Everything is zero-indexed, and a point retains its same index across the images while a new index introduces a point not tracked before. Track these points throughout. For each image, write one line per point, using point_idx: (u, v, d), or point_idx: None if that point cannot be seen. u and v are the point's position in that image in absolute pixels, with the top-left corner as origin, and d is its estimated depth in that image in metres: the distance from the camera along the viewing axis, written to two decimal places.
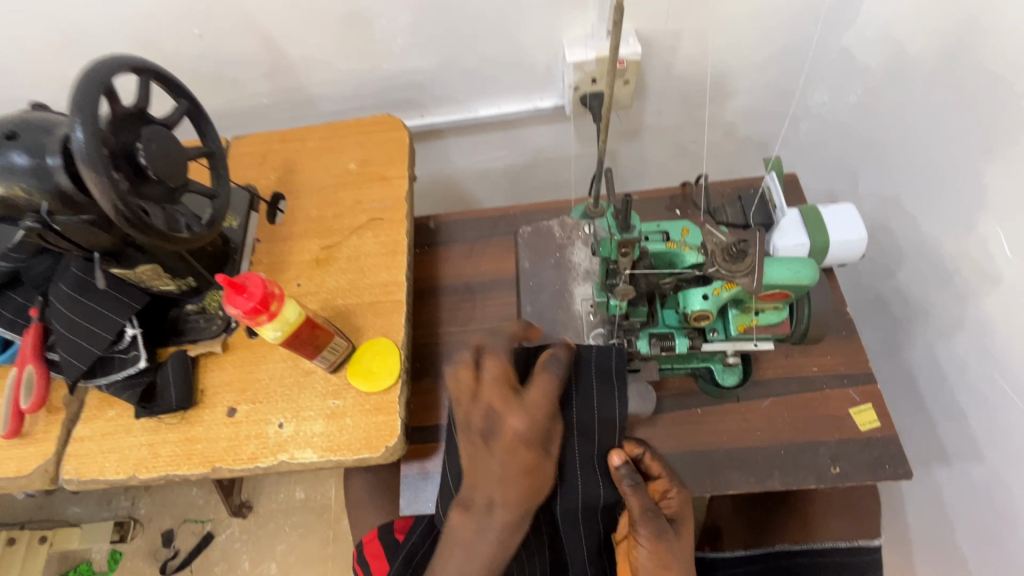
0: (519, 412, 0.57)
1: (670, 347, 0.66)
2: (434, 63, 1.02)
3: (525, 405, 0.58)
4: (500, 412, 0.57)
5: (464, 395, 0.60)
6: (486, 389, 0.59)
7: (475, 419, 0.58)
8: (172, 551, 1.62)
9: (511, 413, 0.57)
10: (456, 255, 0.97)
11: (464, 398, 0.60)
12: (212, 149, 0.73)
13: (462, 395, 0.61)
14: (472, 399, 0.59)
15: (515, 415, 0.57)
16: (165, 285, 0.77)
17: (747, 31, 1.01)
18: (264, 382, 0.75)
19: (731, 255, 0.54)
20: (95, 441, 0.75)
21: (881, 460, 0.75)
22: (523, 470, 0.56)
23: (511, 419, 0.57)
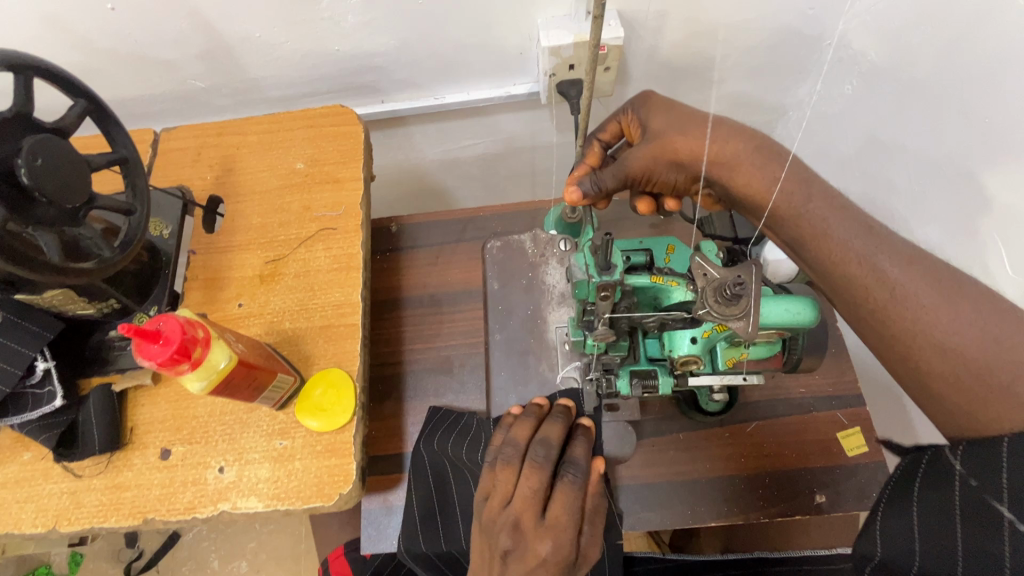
0: (547, 537, 0.56)
1: (653, 388, 0.59)
2: (393, 45, 0.91)
3: (550, 527, 0.57)
4: (526, 534, 0.56)
5: (495, 501, 0.60)
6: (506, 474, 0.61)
7: (502, 536, 0.57)
8: (136, 552, 1.55)
9: (536, 536, 0.56)
10: (421, 263, 0.88)
11: (494, 505, 0.60)
12: (126, 157, 0.62)
13: (492, 503, 0.60)
14: (501, 509, 0.59)
15: (543, 539, 0.56)
16: (83, 309, 0.67)
17: (739, 13, 0.92)
18: (203, 419, 0.67)
19: (724, 297, 0.48)
20: (8, 489, 0.66)
21: (869, 488, 0.71)
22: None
23: (538, 543, 0.56)
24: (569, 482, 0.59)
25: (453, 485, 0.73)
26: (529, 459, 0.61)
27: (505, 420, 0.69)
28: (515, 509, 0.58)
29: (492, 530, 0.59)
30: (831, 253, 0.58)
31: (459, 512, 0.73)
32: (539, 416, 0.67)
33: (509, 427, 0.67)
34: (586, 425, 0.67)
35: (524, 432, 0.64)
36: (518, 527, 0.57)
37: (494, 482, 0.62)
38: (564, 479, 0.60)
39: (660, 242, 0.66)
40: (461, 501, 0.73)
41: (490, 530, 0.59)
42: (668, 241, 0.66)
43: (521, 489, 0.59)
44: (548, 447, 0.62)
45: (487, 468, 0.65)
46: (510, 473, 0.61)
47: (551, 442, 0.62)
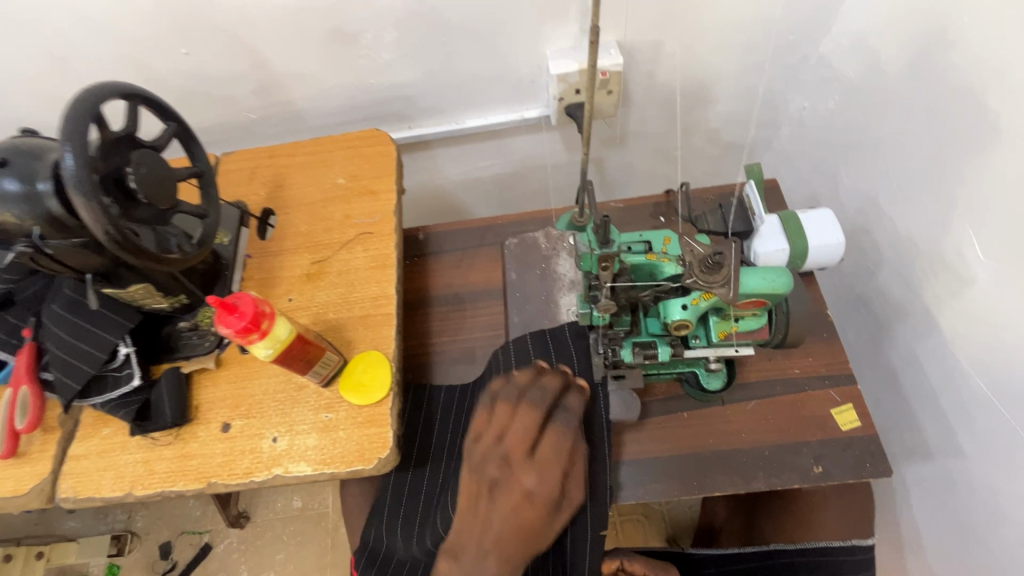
0: (533, 471, 0.66)
1: (653, 356, 0.67)
2: (420, 77, 1.04)
3: (536, 463, 0.66)
4: (514, 467, 0.66)
5: (488, 437, 0.69)
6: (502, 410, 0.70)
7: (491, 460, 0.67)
8: (170, 563, 1.62)
9: (523, 471, 0.66)
10: (446, 266, 0.98)
11: (488, 441, 0.68)
12: (201, 169, 0.74)
13: (485, 439, 0.68)
14: (494, 445, 0.68)
15: (528, 473, 0.65)
16: (158, 303, 0.78)
17: (724, 41, 1.03)
18: (258, 397, 0.76)
19: (708, 267, 0.56)
20: (90, 459, 0.76)
21: (863, 459, 0.77)
22: (531, 526, 0.65)
23: (524, 476, 0.65)
24: (561, 426, 0.68)
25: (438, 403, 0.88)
26: (526, 400, 0.70)
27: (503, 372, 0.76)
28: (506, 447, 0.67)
29: (480, 466, 0.67)
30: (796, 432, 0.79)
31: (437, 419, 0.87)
32: (539, 371, 0.75)
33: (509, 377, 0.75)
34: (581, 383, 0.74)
35: (525, 377, 0.73)
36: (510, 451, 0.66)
37: (490, 419, 0.70)
38: (553, 425, 0.68)
39: (658, 234, 0.65)
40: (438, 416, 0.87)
41: (479, 468, 0.67)
42: (664, 233, 0.68)
43: (514, 429, 0.67)
44: (544, 392, 0.71)
45: (483, 410, 0.72)
46: (507, 409, 0.69)
47: (549, 387, 0.71)
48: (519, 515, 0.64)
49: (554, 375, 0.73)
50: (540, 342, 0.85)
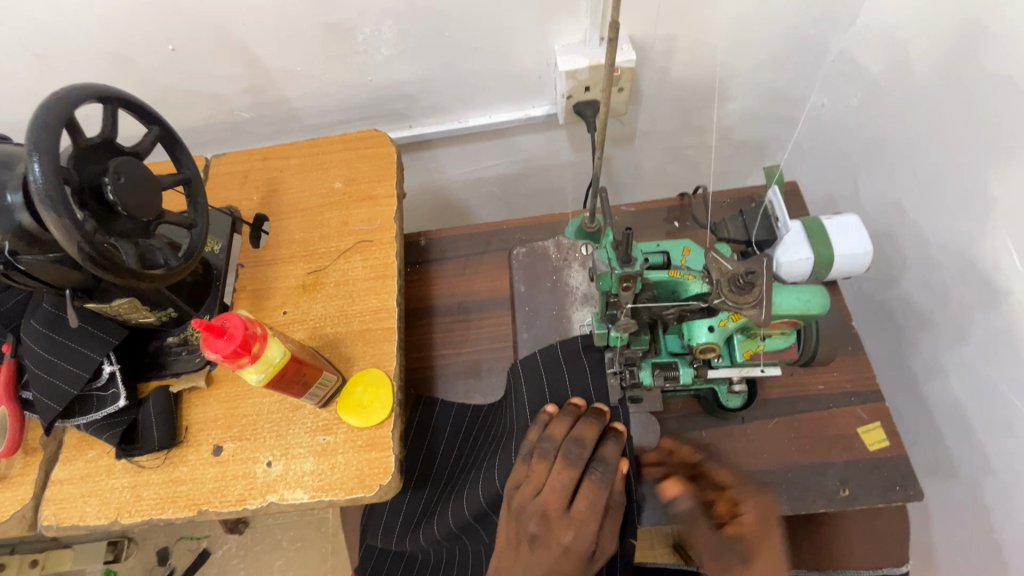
0: (569, 527, 0.65)
1: (674, 378, 0.63)
2: (421, 73, 0.99)
3: (573, 519, 0.65)
4: (552, 522, 0.65)
5: (526, 490, 0.67)
6: (540, 463, 0.68)
7: (529, 511, 0.66)
8: (168, 569, 1.59)
9: (560, 526, 0.65)
10: (449, 273, 0.94)
11: (525, 494, 0.67)
12: (188, 177, 0.69)
13: (523, 490, 0.67)
14: (531, 499, 0.67)
15: (566, 529, 0.65)
16: (145, 317, 0.74)
17: (741, 36, 0.98)
18: (251, 417, 0.72)
19: (737, 286, 0.51)
20: (74, 484, 0.71)
21: (892, 482, 0.72)
22: None
23: (561, 532, 0.65)
24: (597, 479, 0.66)
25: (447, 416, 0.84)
26: (563, 454, 0.67)
27: (539, 418, 0.72)
28: (543, 502, 0.66)
29: (520, 516, 0.67)
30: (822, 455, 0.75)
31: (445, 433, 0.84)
32: (575, 415, 0.71)
33: (544, 425, 0.71)
34: (619, 428, 0.71)
35: (560, 430, 0.69)
36: (547, 509, 0.65)
37: (528, 472, 0.69)
38: (592, 476, 0.66)
39: (676, 244, 0.66)
40: (445, 428, 0.84)
41: (519, 517, 0.67)
42: (684, 244, 0.66)
43: (553, 483, 0.66)
44: (582, 446, 0.67)
45: (522, 461, 0.70)
46: (544, 466, 0.67)
47: (585, 442, 0.67)
48: (557, 568, 0.64)
49: (589, 423, 0.69)
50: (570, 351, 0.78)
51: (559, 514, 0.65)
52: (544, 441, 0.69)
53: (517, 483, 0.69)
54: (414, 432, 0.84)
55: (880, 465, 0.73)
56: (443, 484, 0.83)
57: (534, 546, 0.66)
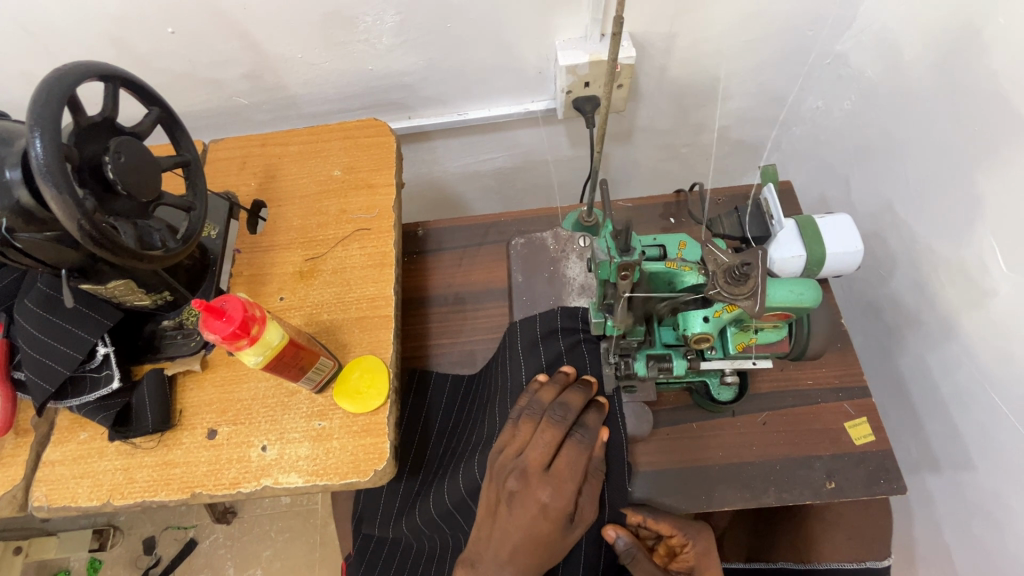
0: (548, 485, 0.66)
1: (668, 370, 0.63)
2: (422, 64, 0.99)
3: (553, 477, 0.67)
4: (531, 480, 0.67)
5: (510, 450, 0.69)
6: (526, 424, 0.70)
7: (510, 468, 0.68)
8: (154, 558, 1.58)
9: (539, 484, 0.67)
10: (446, 264, 0.95)
11: (509, 453, 0.69)
12: (188, 159, 0.69)
13: (507, 451, 0.69)
14: (514, 457, 0.68)
15: (544, 487, 0.66)
16: (140, 300, 0.74)
17: (739, 37, 0.99)
18: (246, 402, 0.72)
19: (733, 277, 0.52)
20: (66, 466, 0.71)
21: (877, 475, 0.74)
22: (544, 535, 0.66)
23: (538, 490, 0.66)
24: (577, 441, 0.68)
25: (439, 402, 0.85)
26: (548, 416, 0.69)
27: (529, 385, 0.74)
28: (525, 459, 0.67)
29: (501, 476, 0.68)
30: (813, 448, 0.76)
31: (439, 418, 0.84)
32: (565, 383, 0.73)
33: (534, 391, 0.73)
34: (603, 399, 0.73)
35: (549, 394, 0.71)
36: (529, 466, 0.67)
37: (514, 433, 0.70)
38: (574, 438, 0.68)
39: (672, 238, 0.67)
40: (440, 412, 0.84)
41: (499, 477, 0.69)
42: (679, 238, 0.67)
43: (536, 442, 0.68)
44: (567, 409, 0.69)
45: (509, 424, 0.72)
46: (529, 426, 0.69)
47: (570, 406, 0.69)
48: (534, 526, 0.66)
49: (575, 390, 0.71)
50: (571, 319, 0.80)
51: (540, 474, 0.67)
52: (531, 405, 0.71)
53: (502, 443, 0.71)
54: (406, 415, 0.85)
55: (867, 460, 0.75)
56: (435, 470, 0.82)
57: (512, 505, 0.67)
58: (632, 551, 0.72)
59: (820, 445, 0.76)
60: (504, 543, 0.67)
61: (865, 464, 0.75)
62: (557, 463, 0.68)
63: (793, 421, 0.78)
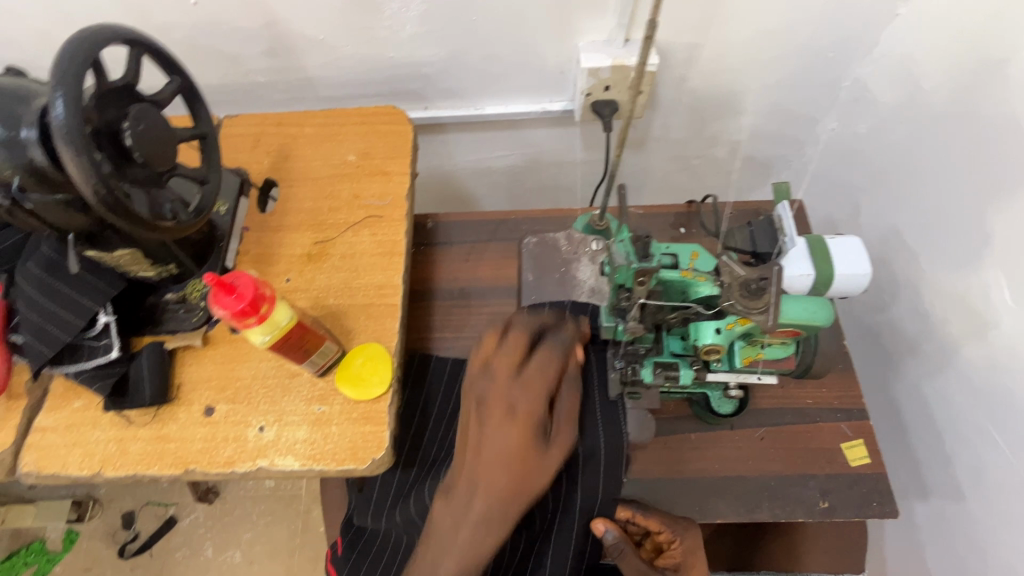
0: (518, 385, 0.60)
1: (675, 378, 0.64)
2: (444, 55, 0.98)
3: (523, 383, 0.60)
4: (500, 392, 0.59)
5: (477, 359, 0.63)
6: (489, 341, 0.63)
7: (480, 387, 0.61)
8: (132, 533, 1.57)
9: (508, 388, 0.60)
10: (453, 257, 0.94)
11: (474, 371, 0.62)
12: (205, 132, 0.68)
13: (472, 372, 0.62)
14: (480, 373, 0.61)
15: (514, 388, 0.60)
16: (144, 271, 0.73)
17: (760, 55, 1.00)
18: (246, 381, 0.71)
19: (748, 291, 0.53)
20: (58, 433, 0.70)
21: (870, 497, 0.74)
22: (515, 442, 0.57)
23: (506, 386, 0.60)
24: (548, 347, 0.63)
25: (439, 396, 0.84)
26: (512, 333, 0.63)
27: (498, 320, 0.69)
28: (494, 373, 0.60)
29: (471, 393, 0.61)
30: (809, 467, 0.77)
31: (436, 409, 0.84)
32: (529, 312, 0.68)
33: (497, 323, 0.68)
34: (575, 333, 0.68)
35: (516, 319, 0.66)
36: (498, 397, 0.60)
37: (479, 352, 0.64)
38: (542, 348, 0.62)
39: (684, 248, 0.66)
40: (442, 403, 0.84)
41: (470, 398, 0.61)
42: (692, 247, 0.67)
43: (501, 352, 0.61)
44: (533, 327, 0.64)
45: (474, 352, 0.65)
46: (492, 341, 0.63)
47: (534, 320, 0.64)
48: (506, 438, 0.57)
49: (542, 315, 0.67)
50: None
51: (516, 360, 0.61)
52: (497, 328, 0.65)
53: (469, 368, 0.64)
54: (407, 401, 0.84)
55: (862, 482, 0.75)
56: (430, 463, 0.81)
57: (472, 440, 0.59)
58: (619, 545, 0.73)
59: (815, 464, 0.76)
60: (476, 473, 0.58)
61: (859, 486, 0.75)
62: (529, 370, 0.61)
63: (791, 439, 0.78)
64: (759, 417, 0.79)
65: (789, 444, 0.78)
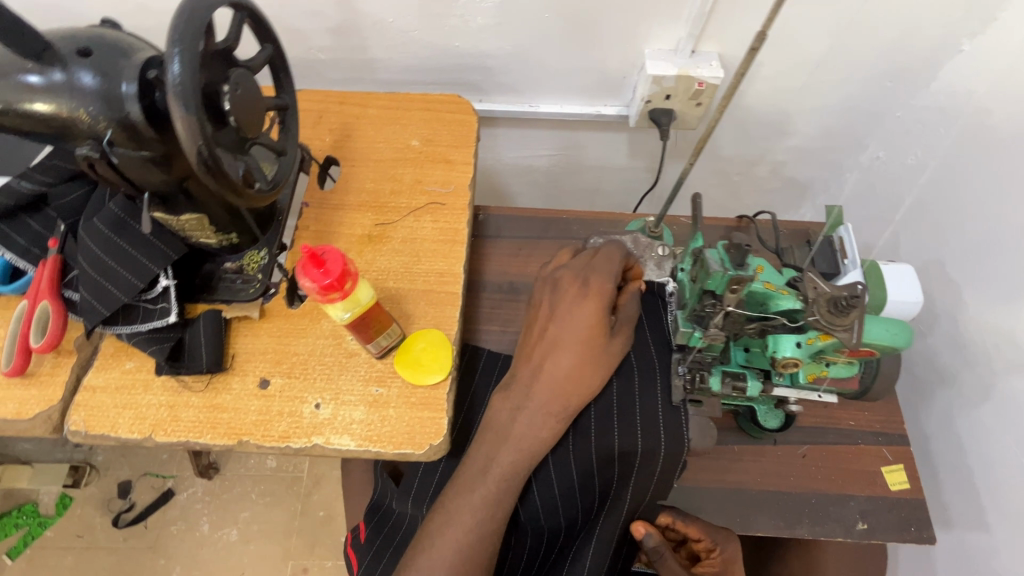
0: (585, 286, 0.68)
1: (743, 388, 0.67)
2: (509, 50, 0.98)
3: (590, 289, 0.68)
4: (570, 295, 0.68)
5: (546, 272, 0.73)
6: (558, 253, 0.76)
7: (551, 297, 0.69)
8: (128, 503, 1.54)
9: (578, 292, 0.68)
10: (503, 251, 0.95)
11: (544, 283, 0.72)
12: (286, 103, 0.67)
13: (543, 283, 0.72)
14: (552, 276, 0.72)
15: (582, 288, 0.68)
16: (206, 238, 0.72)
17: (818, 78, 1.01)
18: (303, 357, 0.71)
19: (836, 308, 0.53)
20: (108, 394, 0.69)
21: (907, 522, 0.75)
22: (591, 334, 0.66)
23: (576, 288, 0.68)
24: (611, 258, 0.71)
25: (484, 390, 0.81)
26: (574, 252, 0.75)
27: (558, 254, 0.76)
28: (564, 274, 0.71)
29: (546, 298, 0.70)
30: (848, 487, 0.77)
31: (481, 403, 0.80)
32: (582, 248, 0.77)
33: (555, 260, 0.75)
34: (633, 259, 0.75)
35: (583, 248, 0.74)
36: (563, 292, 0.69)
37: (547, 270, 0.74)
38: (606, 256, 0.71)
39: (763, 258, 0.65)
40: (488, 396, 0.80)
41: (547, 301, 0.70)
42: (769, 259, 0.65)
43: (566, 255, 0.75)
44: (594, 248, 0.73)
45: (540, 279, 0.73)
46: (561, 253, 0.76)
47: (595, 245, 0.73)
48: (583, 330, 0.65)
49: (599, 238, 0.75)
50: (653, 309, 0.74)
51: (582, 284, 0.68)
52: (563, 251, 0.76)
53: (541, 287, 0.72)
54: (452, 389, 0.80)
55: (900, 506, 0.76)
56: None
57: (548, 336, 0.67)
58: (659, 549, 0.72)
59: (856, 485, 0.77)
60: (553, 357, 0.65)
61: (897, 510, 0.76)
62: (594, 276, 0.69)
63: (832, 458, 0.79)
64: (802, 434, 0.80)
65: (830, 463, 0.79)
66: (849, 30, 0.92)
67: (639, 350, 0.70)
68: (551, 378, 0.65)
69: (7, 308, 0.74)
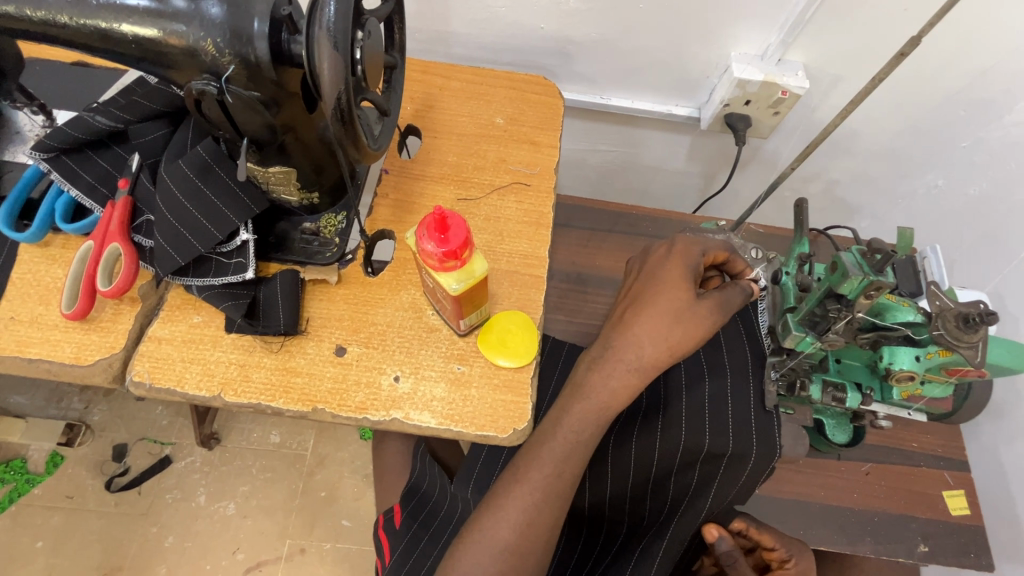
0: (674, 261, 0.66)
1: (843, 400, 0.67)
2: (593, 38, 0.97)
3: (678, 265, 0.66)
4: (657, 268, 0.66)
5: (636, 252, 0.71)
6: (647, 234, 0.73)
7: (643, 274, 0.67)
8: (122, 466, 1.48)
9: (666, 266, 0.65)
10: (571, 241, 0.93)
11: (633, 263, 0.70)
12: (395, 63, 0.65)
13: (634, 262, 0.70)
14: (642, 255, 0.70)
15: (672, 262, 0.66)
16: (288, 194, 0.69)
17: (893, 100, 1.01)
18: (381, 327, 0.68)
19: (963, 324, 0.54)
20: (173, 346, 0.65)
21: (967, 548, 0.75)
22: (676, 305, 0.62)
23: (666, 262, 0.66)
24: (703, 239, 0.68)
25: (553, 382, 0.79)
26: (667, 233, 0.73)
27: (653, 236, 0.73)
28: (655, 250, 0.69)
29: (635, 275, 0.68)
30: (910, 509, 0.77)
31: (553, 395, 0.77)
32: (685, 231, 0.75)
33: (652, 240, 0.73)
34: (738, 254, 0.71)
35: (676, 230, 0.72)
36: (655, 278, 0.65)
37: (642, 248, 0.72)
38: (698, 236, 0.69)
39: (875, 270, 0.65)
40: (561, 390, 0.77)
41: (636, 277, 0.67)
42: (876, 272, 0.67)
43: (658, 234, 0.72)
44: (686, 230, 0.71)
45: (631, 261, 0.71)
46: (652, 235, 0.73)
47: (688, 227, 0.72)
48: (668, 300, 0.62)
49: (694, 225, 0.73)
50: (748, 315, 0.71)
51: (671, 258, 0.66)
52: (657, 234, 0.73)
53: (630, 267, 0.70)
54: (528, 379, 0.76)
55: (960, 532, 0.76)
56: None
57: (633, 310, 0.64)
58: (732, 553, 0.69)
59: (917, 508, 0.77)
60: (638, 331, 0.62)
61: (957, 535, 0.76)
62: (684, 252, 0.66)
63: (895, 479, 0.78)
64: (866, 452, 0.79)
65: (893, 483, 0.78)
66: (936, 54, 0.92)
67: (733, 350, 0.68)
68: (636, 366, 0.61)
69: (67, 248, 0.70)
